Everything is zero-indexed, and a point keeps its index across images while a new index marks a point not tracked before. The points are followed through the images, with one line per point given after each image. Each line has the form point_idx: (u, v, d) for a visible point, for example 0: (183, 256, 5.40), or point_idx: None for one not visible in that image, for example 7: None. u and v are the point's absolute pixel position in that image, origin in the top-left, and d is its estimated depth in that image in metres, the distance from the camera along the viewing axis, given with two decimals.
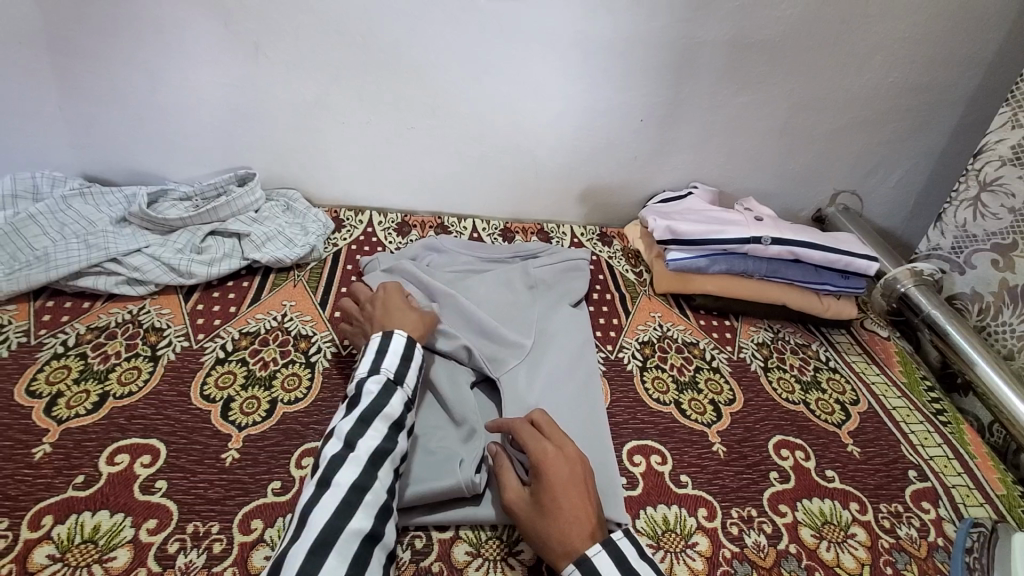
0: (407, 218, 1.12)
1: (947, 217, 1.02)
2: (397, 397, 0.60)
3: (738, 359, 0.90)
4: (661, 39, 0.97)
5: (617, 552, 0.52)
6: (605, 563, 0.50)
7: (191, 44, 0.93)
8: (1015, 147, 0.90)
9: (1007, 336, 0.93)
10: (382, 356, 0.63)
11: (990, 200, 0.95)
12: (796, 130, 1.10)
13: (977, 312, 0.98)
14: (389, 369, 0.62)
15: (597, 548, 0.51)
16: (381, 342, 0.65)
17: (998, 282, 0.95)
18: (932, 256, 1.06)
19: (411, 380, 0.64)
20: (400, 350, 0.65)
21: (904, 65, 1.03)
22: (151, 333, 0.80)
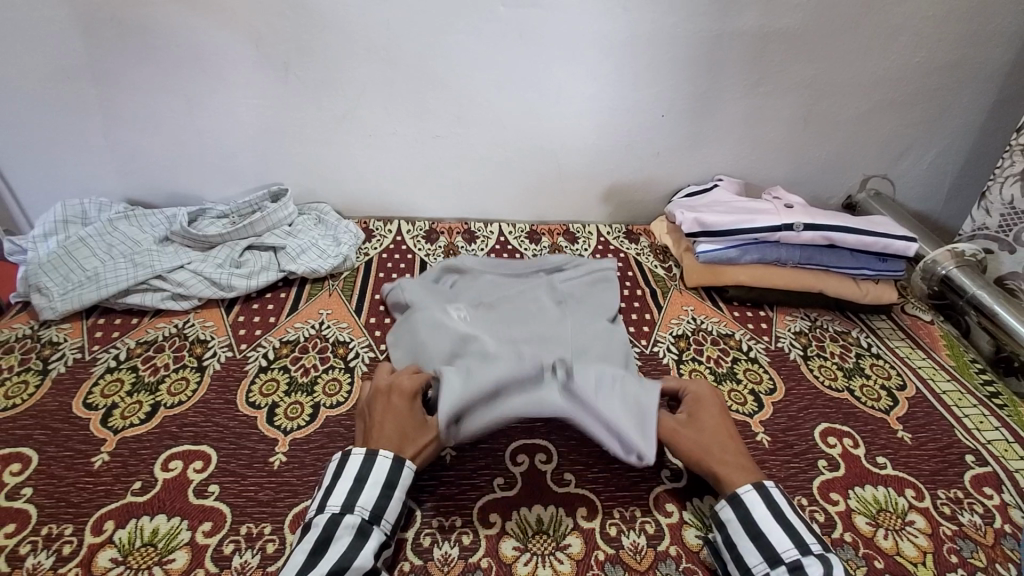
0: (434, 225, 1.14)
1: (993, 195, 0.99)
2: (371, 544, 0.54)
3: (776, 349, 0.88)
4: (679, 36, 0.97)
5: (770, 498, 0.57)
6: (755, 502, 0.57)
7: (225, 69, 0.97)
8: None
9: None
10: (360, 489, 0.57)
11: None
12: (822, 116, 1.08)
13: None
14: (364, 508, 0.56)
15: (748, 487, 0.58)
16: (360, 471, 0.58)
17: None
18: (977, 236, 1.03)
19: (389, 514, 0.57)
20: (380, 479, 0.58)
21: (931, 44, 1.01)
22: (197, 345, 0.82)
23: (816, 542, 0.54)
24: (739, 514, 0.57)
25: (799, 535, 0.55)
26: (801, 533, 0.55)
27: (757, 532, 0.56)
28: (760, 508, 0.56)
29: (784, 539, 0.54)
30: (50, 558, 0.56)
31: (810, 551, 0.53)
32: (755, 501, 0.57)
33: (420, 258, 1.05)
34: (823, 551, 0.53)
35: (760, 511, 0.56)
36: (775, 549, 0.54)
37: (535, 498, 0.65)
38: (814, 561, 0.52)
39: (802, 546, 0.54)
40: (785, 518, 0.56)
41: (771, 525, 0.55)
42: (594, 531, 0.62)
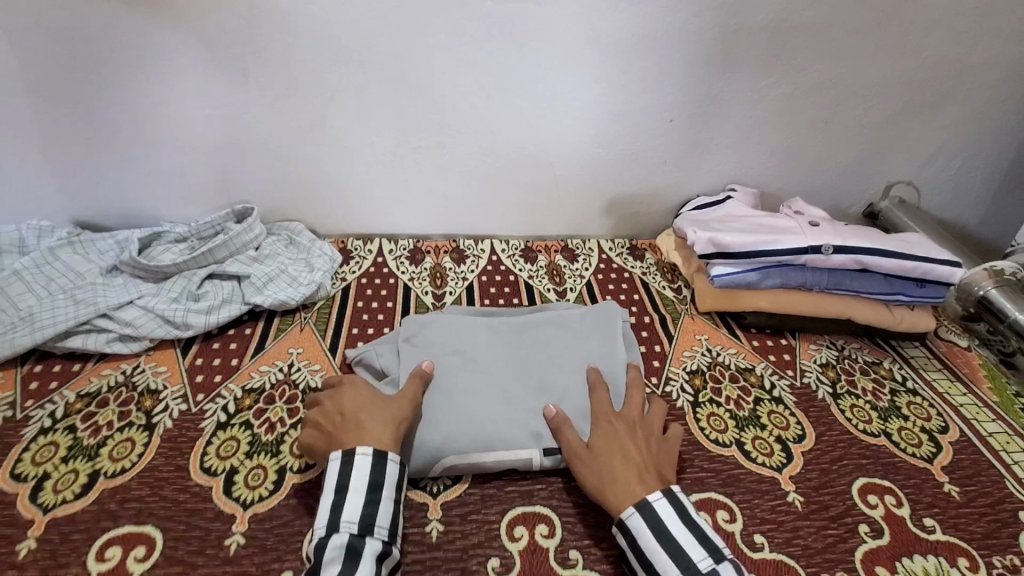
0: (419, 243, 1.04)
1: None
2: (366, 559, 0.50)
3: (802, 385, 0.79)
4: (690, 32, 0.87)
5: (654, 516, 0.54)
6: (640, 527, 0.53)
7: (177, 76, 0.85)
8: None
9: None
10: (343, 500, 0.53)
11: None
12: (844, 119, 0.99)
13: None
14: (351, 521, 0.52)
15: (631, 510, 0.54)
16: (338, 481, 0.55)
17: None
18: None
19: (383, 520, 0.54)
20: (363, 484, 0.55)
21: (966, 39, 0.91)
22: (146, 397, 0.72)
23: (706, 557, 0.51)
24: (629, 541, 0.54)
25: (683, 555, 0.51)
26: (688, 552, 0.51)
27: (647, 561, 0.52)
28: (645, 534, 0.53)
29: (671, 565, 0.51)
30: None
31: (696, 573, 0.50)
32: (639, 528, 0.53)
33: (403, 283, 0.94)
34: (712, 567, 0.50)
35: (648, 539, 0.53)
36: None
37: None
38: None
39: (689, 570, 0.50)
40: (671, 539, 0.52)
41: (658, 552, 0.52)
42: None
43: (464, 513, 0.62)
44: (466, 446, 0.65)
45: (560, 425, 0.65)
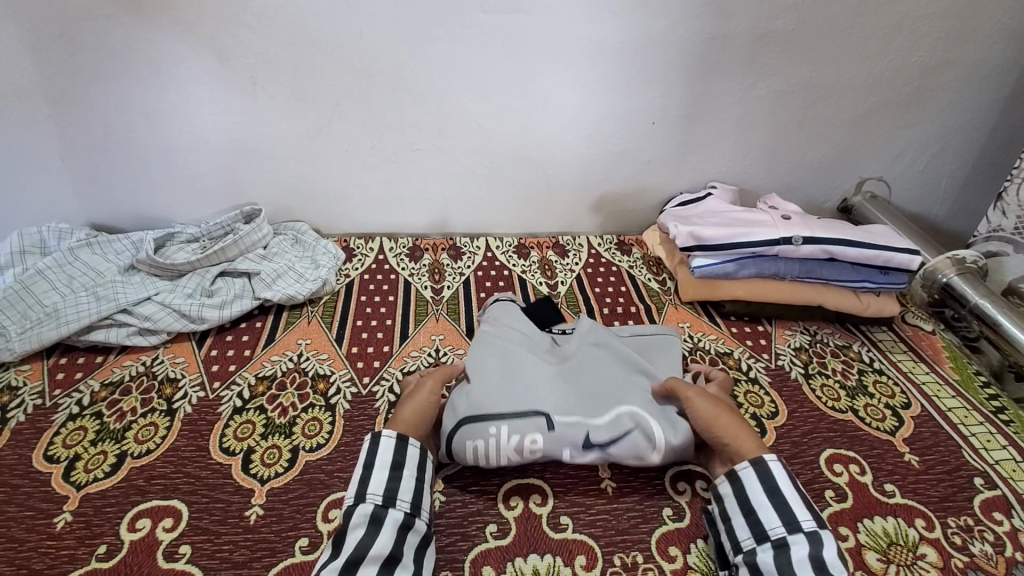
0: (418, 242, 1.10)
1: (1010, 196, 0.97)
2: (387, 528, 0.55)
3: (776, 367, 0.85)
4: (671, 38, 0.93)
5: (766, 472, 0.59)
6: (751, 478, 0.59)
7: (190, 85, 0.91)
8: None
9: None
10: (368, 476, 0.58)
11: None
12: (816, 118, 1.05)
13: None
14: (376, 493, 0.57)
15: (745, 463, 0.60)
16: (366, 457, 0.60)
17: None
18: (992, 238, 1.01)
19: (405, 493, 0.58)
20: (385, 461, 0.60)
21: (928, 43, 0.98)
22: (166, 385, 0.77)
23: (811, 519, 0.55)
24: (736, 489, 0.59)
25: (787, 510, 0.56)
26: (795, 511, 0.56)
27: (750, 508, 0.58)
28: (755, 485, 0.58)
29: (773, 517, 0.56)
30: None
31: (799, 528, 0.54)
32: (750, 478, 0.59)
33: (404, 279, 1.00)
34: (817, 529, 0.54)
35: (755, 489, 0.58)
36: (763, 526, 0.56)
37: (531, 547, 0.61)
38: (801, 540, 0.53)
39: (791, 522, 0.55)
40: (779, 496, 0.57)
41: (763, 502, 0.57)
42: None
43: (465, 485, 0.67)
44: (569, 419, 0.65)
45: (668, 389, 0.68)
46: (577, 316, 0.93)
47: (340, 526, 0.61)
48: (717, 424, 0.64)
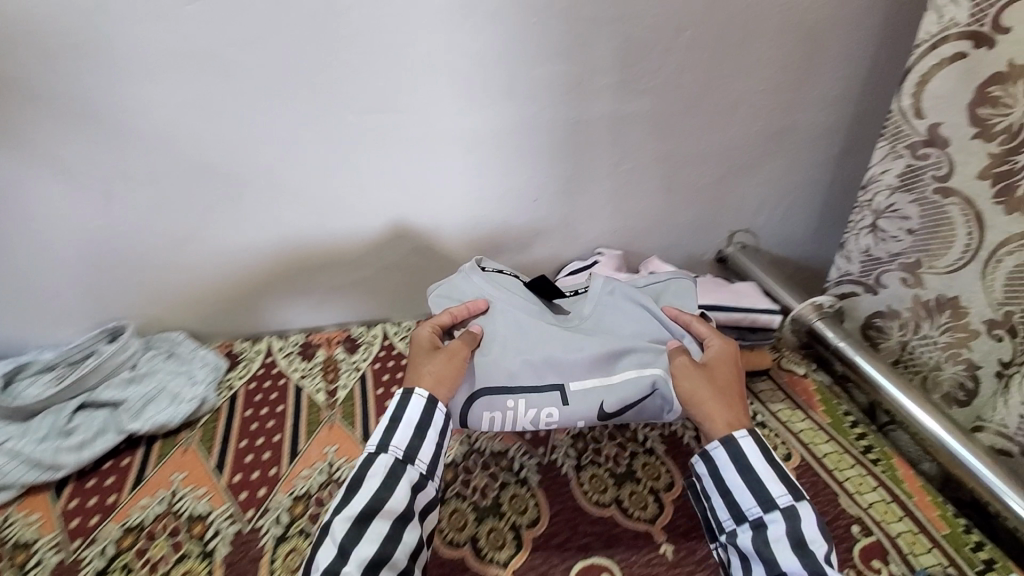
0: (311, 337, 1.04)
1: (851, 244, 1.06)
2: (404, 482, 0.69)
3: (669, 432, 0.88)
4: (540, 124, 0.97)
5: (739, 453, 0.70)
6: (725, 461, 0.70)
7: (42, 208, 0.86)
8: (900, 176, 0.94)
9: (932, 348, 0.99)
10: (393, 432, 0.72)
11: (887, 224, 0.99)
12: (684, 183, 1.13)
13: (900, 329, 1.03)
14: (398, 448, 0.71)
15: (717, 445, 0.71)
16: (396, 413, 0.74)
17: (911, 298, 0.99)
18: (843, 281, 1.09)
19: (424, 455, 0.72)
20: (414, 422, 0.73)
21: (769, 113, 1.08)
22: (18, 552, 0.72)
23: (785, 495, 0.66)
24: (711, 469, 0.71)
25: (762, 490, 0.67)
26: (770, 489, 0.67)
27: (727, 489, 0.69)
28: (729, 468, 0.69)
29: (750, 498, 0.67)
30: None
31: (774, 506, 0.66)
32: (725, 463, 0.70)
33: (294, 383, 0.94)
34: (792, 504, 0.65)
35: (730, 472, 0.69)
36: (741, 507, 0.68)
37: None
38: (776, 518, 0.65)
39: (766, 501, 0.66)
40: (754, 477, 0.68)
41: (740, 486, 0.68)
42: None
43: None
44: (593, 386, 0.80)
45: (680, 354, 0.79)
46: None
47: None
48: (698, 404, 0.74)
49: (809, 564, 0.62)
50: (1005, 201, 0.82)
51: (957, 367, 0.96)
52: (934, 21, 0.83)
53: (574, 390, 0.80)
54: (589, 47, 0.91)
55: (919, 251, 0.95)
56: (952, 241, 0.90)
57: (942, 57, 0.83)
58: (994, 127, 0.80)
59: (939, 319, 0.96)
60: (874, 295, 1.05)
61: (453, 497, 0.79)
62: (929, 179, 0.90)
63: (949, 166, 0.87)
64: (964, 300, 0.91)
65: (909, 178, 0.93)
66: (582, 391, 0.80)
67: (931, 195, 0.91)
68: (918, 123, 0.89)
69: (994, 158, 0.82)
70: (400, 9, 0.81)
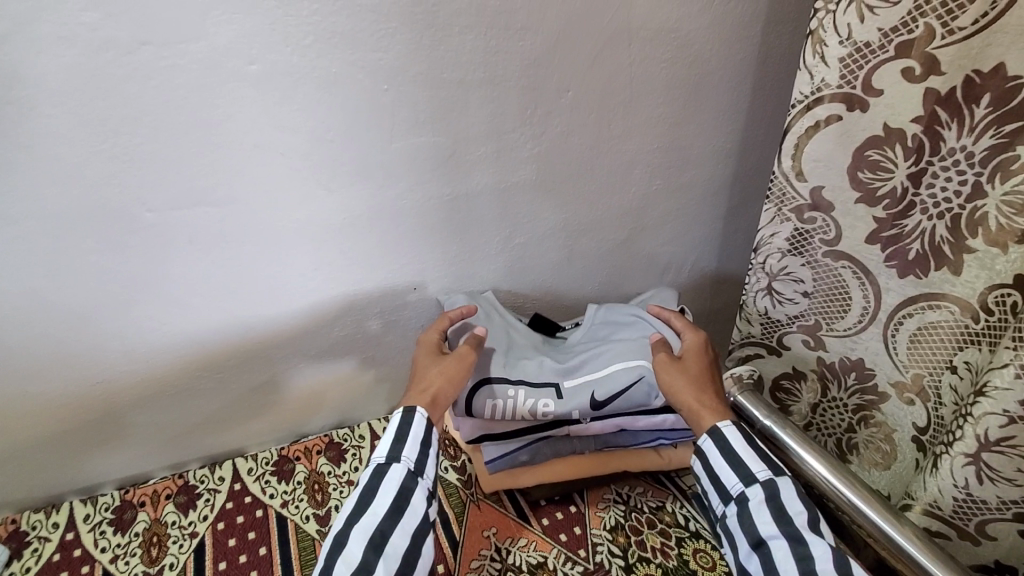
0: (133, 492, 0.89)
1: (748, 305, 0.99)
2: (416, 501, 0.66)
3: (595, 566, 0.74)
4: (408, 204, 0.83)
5: (723, 439, 0.69)
6: (710, 448, 0.70)
7: None
8: (790, 239, 0.88)
9: (842, 412, 0.95)
10: (400, 445, 0.68)
11: (782, 287, 0.92)
12: (583, 252, 1.03)
13: (809, 392, 0.98)
14: (408, 461, 0.67)
15: (705, 438, 0.71)
16: (400, 427, 0.70)
17: (816, 360, 0.95)
18: (747, 344, 1.02)
19: (430, 471, 0.69)
20: (417, 439, 0.69)
21: (660, 174, 1.01)
22: None
23: (765, 469, 0.66)
24: (699, 456, 0.71)
25: (744, 467, 0.67)
26: (750, 466, 0.67)
27: (713, 474, 0.69)
28: (712, 451, 0.70)
29: (733, 476, 0.67)
30: None
31: (754, 481, 0.66)
32: (709, 448, 0.70)
33: (104, 567, 0.79)
34: (771, 476, 0.66)
35: (713, 454, 0.69)
36: (727, 486, 0.68)
37: None
38: (757, 490, 0.65)
39: (750, 476, 0.66)
40: (734, 456, 0.68)
41: (723, 469, 0.68)
42: None
43: None
44: (588, 375, 0.79)
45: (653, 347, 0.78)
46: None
47: None
48: (674, 399, 0.74)
49: (789, 530, 0.62)
50: (897, 265, 0.78)
51: (870, 430, 0.92)
52: (806, 81, 0.76)
53: (567, 384, 0.78)
54: (450, 116, 0.78)
55: (817, 313, 0.90)
56: (847, 305, 0.86)
57: (816, 119, 0.77)
58: (877, 191, 0.76)
59: (845, 382, 0.92)
60: (779, 356, 0.99)
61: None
62: (818, 243, 0.85)
63: (836, 229, 0.82)
64: (868, 362, 0.87)
65: (799, 242, 0.87)
66: (574, 379, 0.79)
67: (822, 258, 0.86)
68: (800, 185, 0.83)
69: (880, 222, 0.78)
70: (194, 85, 0.64)
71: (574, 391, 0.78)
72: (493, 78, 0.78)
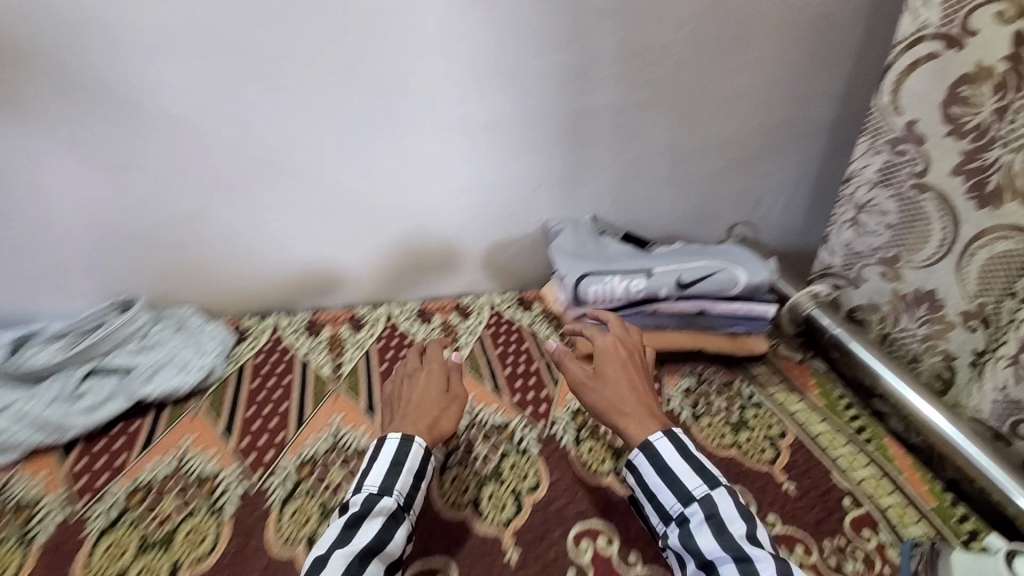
0: (316, 315, 1.06)
1: (833, 238, 1.08)
2: (402, 527, 0.64)
3: (667, 411, 0.90)
4: (546, 111, 1.01)
5: (655, 455, 0.69)
6: (644, 464, 0.70)
7: (46, 176, 0.86)
8: (880, 170, 0.96)
9: (910, 340, 0.99)
10: (391, 472, 0.67)
11: (868, 219, 1.00)
12: (685, 174, 1.16)
13: (878, 321, 1.04)
14: (387, 489, 0.66)
15: (636, 452, 0.71)
16: (378, 454, 0.69)
17: (891, 292, 1.00)
18: (827, 275, 1.10)
19: (416, 504, 0.68)
20: (394, 461, 0.69)
21: (766, 108, 1.12)
22: (24, 509, 0.70)
23: (699, 484, 0.67)
24: (637, 477, 0.70)
25: (682, 488, 0.67)
26: (686, 483, 0.67)
27: (650, 493, 0.69)
28: (649, 471, 0.69)
29: (671, 497, 0.67)
30: None
31: (692, 499, 0.66)
32: (642, 464, 0.70)
33: (301, 358, 0.96)
34: (706, 491, 0.66)
35: (649, 474, 0.69)
36: (665, 506, 0.68)
37: None
38: (695, 509, 0.65)
39: (687, 496, 0.66)
40: (671, 473, 0.68)
41: (661, 488, 0.68)
42: None
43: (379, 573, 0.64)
44: (673, 267, 0.97)
45: (563, 357, 0.80)
46: (479, 378, 0.95)
47: None
48: (603, 411, 0.76)
49: (729, 545, 0.62)
50: (976, 197, 0.84)
51: (934, 359, 0.96)
52: (910, 21, 0.86)
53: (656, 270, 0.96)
54: (591, 42, 0.96)
55: (897, 245, 0.97)
56: (928, 236, 0.92)
57: (916, 57, 0.87)
58: (966, 126, 0.83)
59: (918, 311, 0.96)
60: (857, 289, 1.06)
61: (456, 464, 0.80)
62: (906, 175, 0.92)
63: (923, 162, 0.89)
64: (940, 293, 0.92)
65: (888, 172, 0.95)
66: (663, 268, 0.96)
67: (908, 190, 0.93)
68: (896, 119, 0.92)
69: (965, 156, 0.84)
70: None
71: (662, 276, 0.95)
72: (631, 9, 0.94)
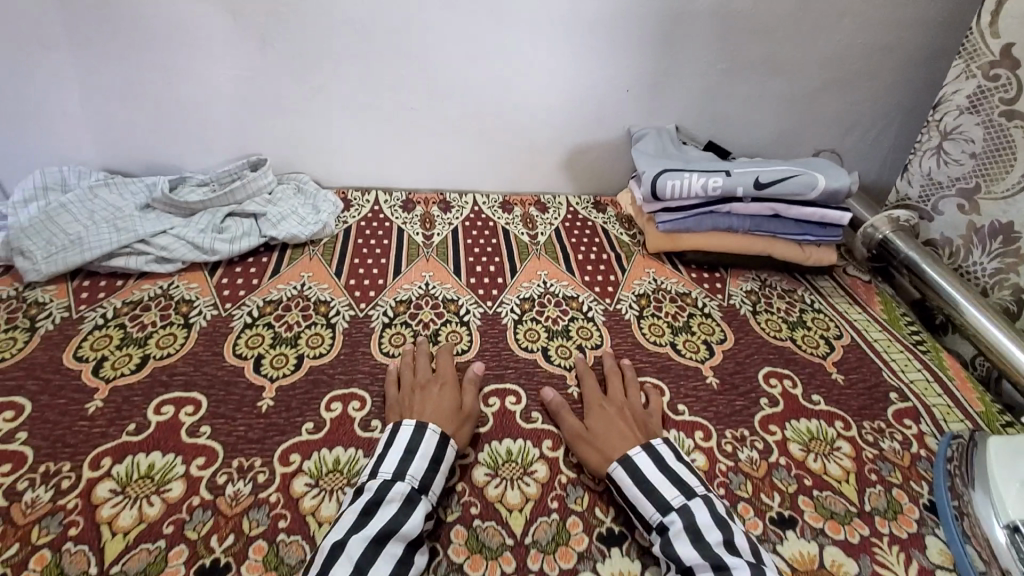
0: (411, 196, 1.18)
1: (914, 167, 1.06)
2: (420, 509, 0.58)
3: (728, 304, 0.96)
4: (646, 13, 1.03)
5: (634, 467, 0.63)
6: (622, 477, 0.63)
7: (203, 40, 0.99)
8: (970, 96, 0.94)
9: (980, 273, 0.97)
10: (409, 459, 0.62)
11: (951, 147, 0.98)
12: (776, 91, 1.16)
13: (949, 255, 1.02)
14: (397, 474, 0.61)
15: (614, 465, 0.64)
16: (389, 440, 0.65)
17: (966, 225, 0.98)
18: (902, 205, 1.10)
19: (437, 487, 0.62)
20: (406, 445, 0.64)
21: (873, 25, 1.08)
22: (183, 305, 0.87)
23: (678, 495, 0.61)
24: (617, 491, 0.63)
25: (660, 496, 0.61)
26: (663, 494, 0.61)
27: (631, 505, 0.62)
28: (625, 481, 0.63)
29: (649, 506, 0.60)
30: (48, 492, 0.61)
31: (670, 508, 0.60)
32: (620, 477, 0.63)
33: (397, 226, 1.08)
34: (685, 502, 0.60)
35: (628, 484, 0.63)
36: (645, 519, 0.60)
37: (506, 433, 0.72)
38: (674, 519, 0.59)
39: (664, 506, 0.60)
40: (648, 480, 0.62)
41: (639, 497, 0.61)
42: (558, 460, 0.69)
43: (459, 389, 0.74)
44: (752, 168, 0.99)
45: (555, 409, 0.73)
46: (554, 259, 1.04)
47: (340, 415, 0.72)
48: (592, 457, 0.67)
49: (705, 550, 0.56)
50: None
51: (1001, 295, 0.95)
52: None
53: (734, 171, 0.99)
54: None
55: (979, 175, 0.95)
56: (1012, 164, 0.89)
57: None
58: None
59: (991, 246, 0.95)
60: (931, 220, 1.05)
61: (530, 320, 0.90)
62: (997, 101, 0.90)
63: (1016, 87, 0.87)
64: (1017, 225, 0.90)
65: (978, 98, 0.93)
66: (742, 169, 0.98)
67: (996, 117, 0.90)
68: (993, 43, 0.89)
69: None
70: None
71: (740, 176, 0.98)
72: None
